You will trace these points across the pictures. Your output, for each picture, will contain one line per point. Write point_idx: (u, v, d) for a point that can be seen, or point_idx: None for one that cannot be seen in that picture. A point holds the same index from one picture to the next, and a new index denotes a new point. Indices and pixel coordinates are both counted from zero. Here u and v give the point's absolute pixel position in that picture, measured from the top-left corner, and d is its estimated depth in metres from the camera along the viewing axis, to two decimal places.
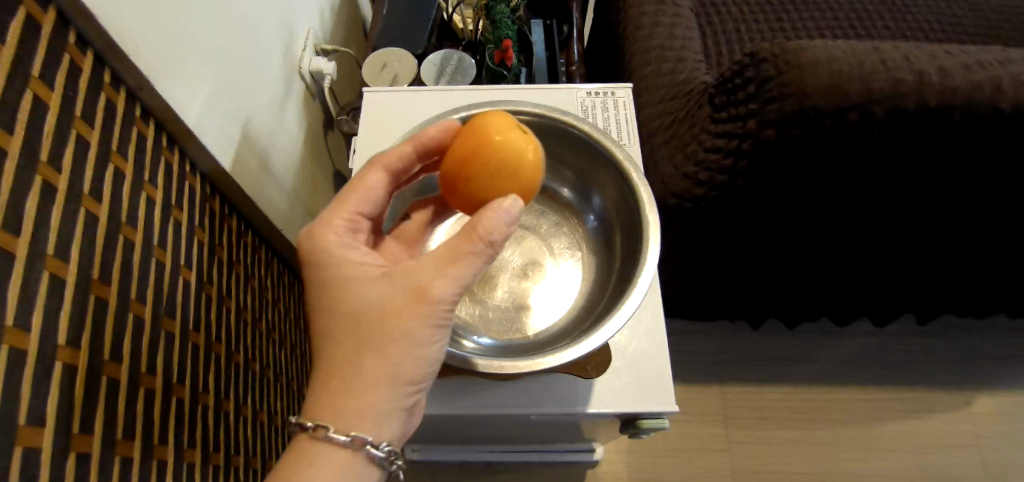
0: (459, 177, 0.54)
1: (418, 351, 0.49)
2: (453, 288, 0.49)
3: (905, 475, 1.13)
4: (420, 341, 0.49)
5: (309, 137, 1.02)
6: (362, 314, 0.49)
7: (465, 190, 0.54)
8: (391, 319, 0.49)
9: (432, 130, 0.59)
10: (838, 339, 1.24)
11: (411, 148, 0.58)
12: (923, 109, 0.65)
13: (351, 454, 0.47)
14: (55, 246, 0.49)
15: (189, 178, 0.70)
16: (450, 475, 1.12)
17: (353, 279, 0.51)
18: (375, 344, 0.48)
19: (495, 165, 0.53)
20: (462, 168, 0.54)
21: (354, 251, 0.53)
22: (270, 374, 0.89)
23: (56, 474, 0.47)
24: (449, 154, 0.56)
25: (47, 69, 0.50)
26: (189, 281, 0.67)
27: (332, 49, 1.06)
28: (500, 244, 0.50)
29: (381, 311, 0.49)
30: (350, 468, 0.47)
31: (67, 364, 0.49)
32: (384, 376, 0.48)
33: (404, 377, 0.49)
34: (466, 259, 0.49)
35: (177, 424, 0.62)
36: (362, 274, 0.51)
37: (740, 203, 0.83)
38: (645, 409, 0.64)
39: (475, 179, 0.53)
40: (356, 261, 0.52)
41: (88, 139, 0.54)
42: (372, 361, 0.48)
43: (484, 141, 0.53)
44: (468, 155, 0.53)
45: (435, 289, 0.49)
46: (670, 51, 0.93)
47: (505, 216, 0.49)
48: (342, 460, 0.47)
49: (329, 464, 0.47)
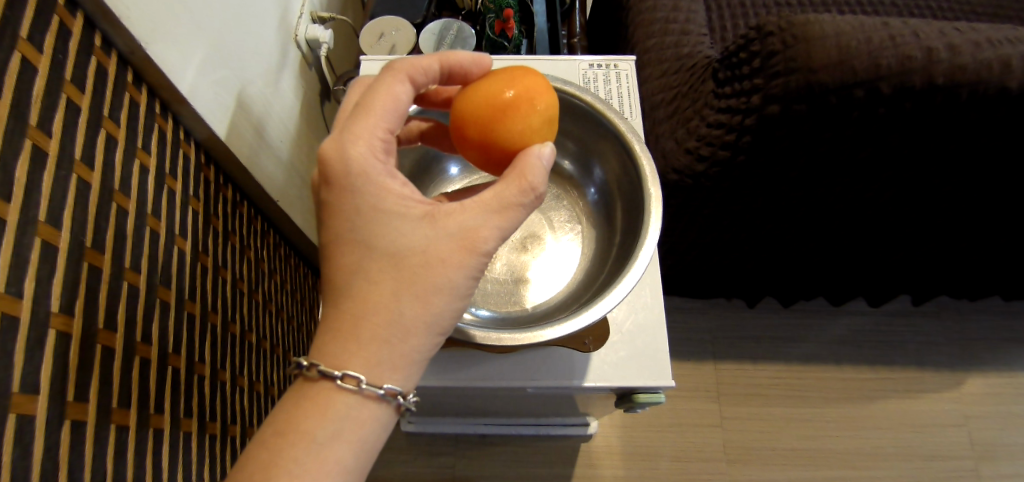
0: (515, 108, 0.52)
1: (456, 300, 0.49)
2: (498, 239, 0.49)
3: (893, 452, 1.15)
4: (460, 290, 0.49)
5: (305, 106, 1.01)
6: (403, 258, 0.48)
7: (514, 123, 0.52)
8: (435, 264, 0.48)
9: (463, 55, 0.56)
10: (832, 318, 1.24)
11: (439, 64, 0.54)
12: (930, 86, 0.64)
13: (381, 407, 0.47)
14: (46, 212, 0.48)
15: (184, 146, 0.69)
16: (446, 446, 1.14)
17: (393, 217, 0.49)
18: (417, 290, 0.48)
19: (550, 115, 0.54)
20: (523, 100, 0.53)
21: (392, 181, 0.50)
22: (266, 345, 0.89)
23: (50, 443, 0.47)
24: (499, 80, 0.54)
25: (36, 30, 0.49)
26: (185, 251, 0.67)
27: (329, 17, 1.03)
28: (544, 197, 0.51)
29: (426, 255, 0.48)
30: (377, 419, 0.47)
31: (61, 332, 0.48)
32: (423, 324, 0.48)
33: (440, 325, 0.49)
34: (514, 211, 0.50)
35: (173, 394, 0.62)
36: (402, 211, 0.49)
37: (741, 180, 0.82)
38: (642, 383, 0.65)
39: (533, 119, 0.53)
40: (395, 195, 0.49)
41: (79, 104, 0.53)
42: (413, 308, 0.48)
43: (545, 91, 0.55)
44: (532, 93, 0.53)
45: (482, 240, 0.49)
46: (675, 24, 0.91)
47: (543, 161, 0.50)
48: (370, 412, 0.47)
49: (355, 416, 0.47)
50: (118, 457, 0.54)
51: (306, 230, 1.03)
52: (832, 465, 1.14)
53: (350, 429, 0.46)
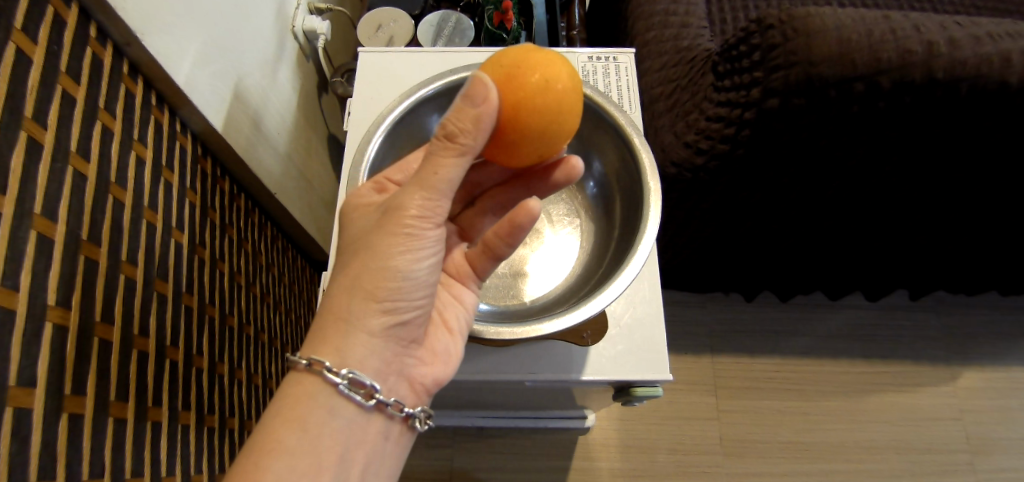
0: (510, 76, 0.50)
1: (388, 267, 0.51)
2: (418, 193, 0.50)
3: (888, 446, 1.15)
4: (387, 254, 0.51)
5: (303, 98, 1.00)
6: (349, 241, 0.54)
7: (505, 92, 0.50)
8: (368, 234, 0.52)
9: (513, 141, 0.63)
10: (829, 311, 1.25)
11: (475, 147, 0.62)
12: (929, 80, 0.64)
13: (313, 382, 0.50)
14: (43, 205, 0.48)
15: (180, 138, 0.69)
16: (444, 439, 1.14)
17: (351, 213, 0.56)
18: (350, 259, 0.52)
19: (510, 56, 0.51)
20: (521, 70, 0.50)
21: (366, 190, 0.58)
22: (265, 338, 0.88)
23: (48, 436, 0.47)
24: (512, 50, 0.52)
25: (31, 21, 0.49)
26: (181, 244, 0.66)
27: (326, 8, 1.02)
28: (462, 134, 0.49)
29: (365, 231, 0.53)
30: (318, 397, 0.50)
31: (57, 324, 0.48)
32: (349, 289, 0.51)
33: (370, 291, 0.51)
34: (432, 164, 0.50)
35: (172, 387, 0.62)
36: (356, 207, 0.56)
37: (740, 174, 0.82)
38: (641, 376, 0.65)
39: (525, 91, 0.50)
40: (357, 197, 0.57)
41: (74, 95, 0.52)
42: (344, 275, 0.52)
43: (558, 72, 0.51)
44: (536, 66, 0.50)
45: (403, 200, 0.51)
46: (675, 16, 0.90)
47: (466, 92, 0.48)
48: (304, 387, 0.50)
49: (291, 393, 0.50)
50: (116, 450, 0.54)
51: (305, 224, 1.03)
52: (828, 458, 1.14)
53: (287, 407, 0.50)
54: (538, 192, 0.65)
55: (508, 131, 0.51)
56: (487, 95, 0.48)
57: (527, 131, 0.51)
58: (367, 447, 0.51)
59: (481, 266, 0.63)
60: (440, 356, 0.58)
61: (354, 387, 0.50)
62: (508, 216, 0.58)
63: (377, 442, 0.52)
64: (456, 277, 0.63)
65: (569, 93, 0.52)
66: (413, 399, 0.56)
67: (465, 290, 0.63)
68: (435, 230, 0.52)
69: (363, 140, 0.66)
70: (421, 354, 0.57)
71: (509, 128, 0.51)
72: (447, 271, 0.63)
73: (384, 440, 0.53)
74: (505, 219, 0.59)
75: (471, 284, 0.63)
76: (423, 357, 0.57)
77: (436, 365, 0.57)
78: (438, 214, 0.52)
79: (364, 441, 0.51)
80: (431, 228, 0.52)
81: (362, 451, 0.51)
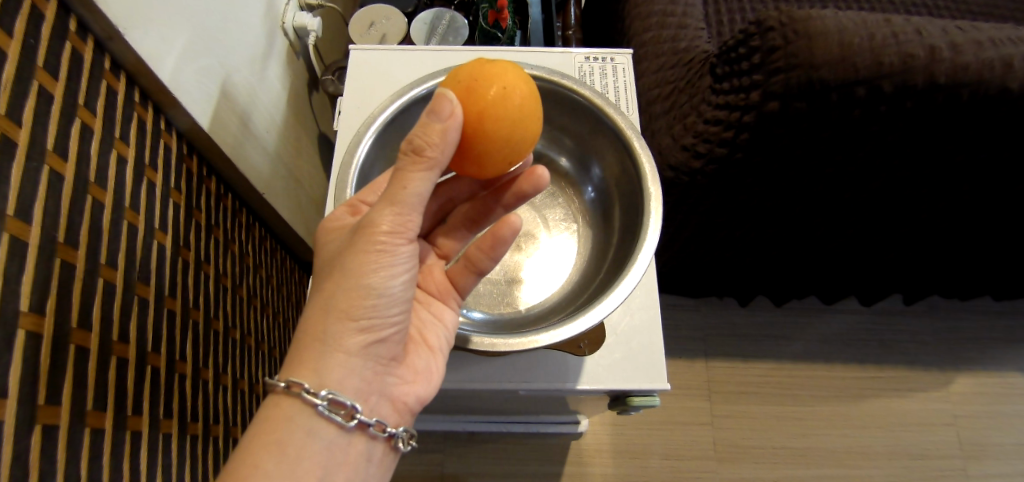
0: (469, 89, 0.50)
1: (360, 286, 0.49)
2: (387, 211, 0.48)
3: (880, 451, 1.15)
4: (360, 274, 0.49)
5: (293, 96, 0.98)
6: (323, 265, 0.52)
7: (464, 105, 0.50)
8: (341, 253, 0.50)
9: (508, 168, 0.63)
10: (824, 316, 1.24)
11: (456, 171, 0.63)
12: (931, 85, 0.63)
13: (292, 404, 0.48)
14: (16, 206, 0.46)
15: (165, 136, 0.66)
16: (435, 444, 1.12)
17: (325, 238, 0.54)
18: (324, 279, 0.51)
19: (475, 74, 0.51)
20: (479, 82, 0.50)
21: (339, 212, 0.56)
22: (251, 342, 0.86)
23: (19, 448, 0.45)
24: (468, 67, 0.52)
25: (5, 12, 0.46)
26: (164, 245, 0.64)
27: (318, 4, 0.99)
28: (427, 149, 0.47)
29: (338, 251, 0.51)
30: (297, 419, 0.48)
31: (31, 331, 0.46)
32: (322, 310, 0.49)
33: (344, 310, 0.49)
34: (399, 179, 0.48)
35: (153, 394, 0.60)
36: (330, 230, 0.55)
37: (738, 177, 0.80)
38: (638, 386, 0.63)
39: (485, 102, 0.49)
40: (330, 219, 0.55)
41: (52, 91, 0.50)
42: (319, 296, 0.50)
43: (515, 82, 0.51)
44: (495, 77, 0.50)
45: (373, 216, 0.49)
46: (673, 17, 0.89)
47: (436, 108, 0.47)
48: (283, 409, 0.48)
49: (270, 415, 0.48)
50: (94, 461, 0.52)
51: (295, 226, 1.01)
52: (821, 463, 1.13)
53: (265, 429, 0.48)
54: (511, 205, 0.64)
55: (474, 142, 0.50)
56: (452, 109, 0.47)
57: (492, 139, 0.50)
58: (347, 470, 0.49)
59: (462, 281, 0.62)
60: (421, 373, 0.56)
61: (333, 408, 0.49)
62: (490, 230, 0.59)
63: (358, 465, 0.50)
64: (437, 295, 0.62)
65: (529, 106, 0.52)
66: (395, 418, 0.54)
67: (445, 308, 0.61)
68: (408, 245, 0.50)
69: (354, 140, 0.64)
70: (403, 372, 0.55)
71: (474, 139, 0.50)
72: (427, 290, 0.62)
73: (366, 461, 0.51)
74: (487, 233, 0.60)
75: (452, 302, 0.62)
76: (404, 375, 0.55)
77: (418, 383, 0.56)
78: (410, 229, 0.50)
79: (344, 463, 0.49)
80: (404, 243, 0.50)
81: (342, 474, 0.49)
